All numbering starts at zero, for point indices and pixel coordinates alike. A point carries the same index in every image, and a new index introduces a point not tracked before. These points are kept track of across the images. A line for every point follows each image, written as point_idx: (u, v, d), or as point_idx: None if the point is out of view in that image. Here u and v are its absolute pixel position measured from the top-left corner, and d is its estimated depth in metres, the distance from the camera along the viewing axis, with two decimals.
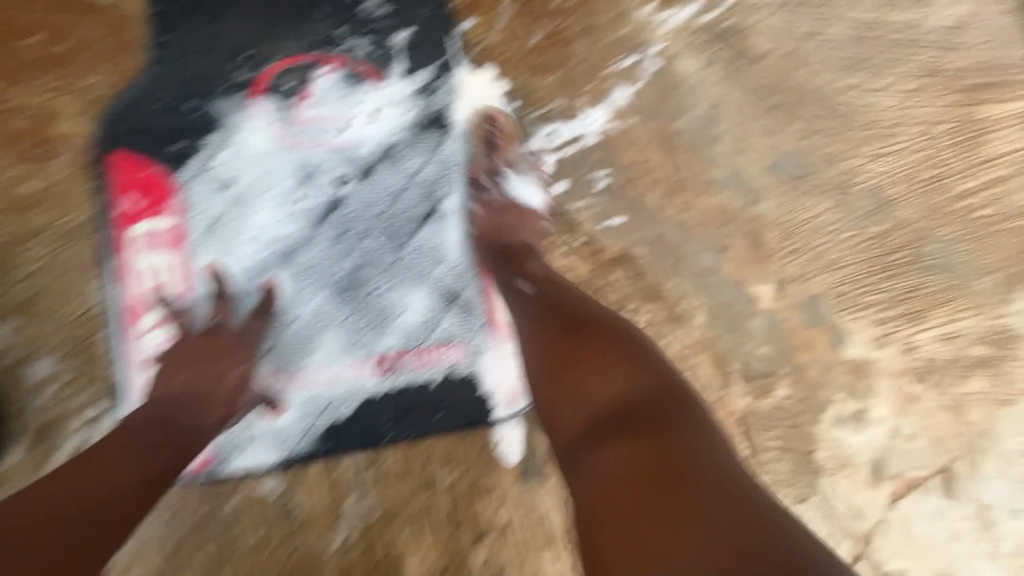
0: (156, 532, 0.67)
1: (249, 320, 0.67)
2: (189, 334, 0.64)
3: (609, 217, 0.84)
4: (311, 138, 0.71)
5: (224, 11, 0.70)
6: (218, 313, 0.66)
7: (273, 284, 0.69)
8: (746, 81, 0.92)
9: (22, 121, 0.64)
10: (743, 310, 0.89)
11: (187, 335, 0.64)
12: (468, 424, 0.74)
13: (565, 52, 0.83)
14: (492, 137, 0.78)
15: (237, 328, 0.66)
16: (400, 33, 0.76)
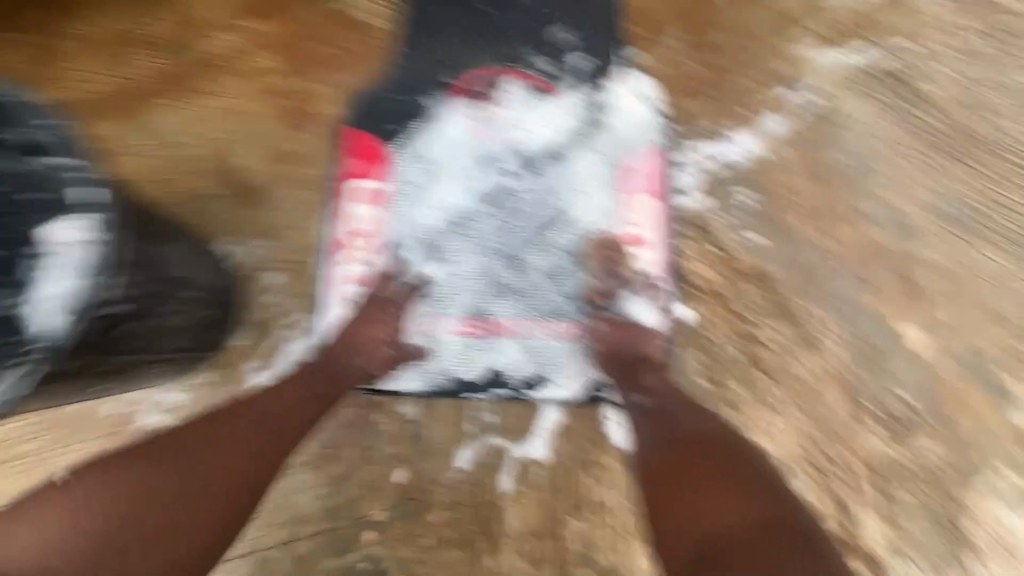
0: (313, 426, 0.78)
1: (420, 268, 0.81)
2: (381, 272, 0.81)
3: (745, 231, 0.87)
4: (489, 131, 0.86)
5: (441, 31, 0.89)
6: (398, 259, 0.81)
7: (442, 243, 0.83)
8: (911, 120, 0.92)
9: (293, 100, 0.87)
10: (883, 347, 0.85)
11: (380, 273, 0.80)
12: (582, 397, 0.80)
13: (719, 81, 0.91)
14: (641, 146, 0.87)
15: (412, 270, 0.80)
16: (577, 55, 0.89)
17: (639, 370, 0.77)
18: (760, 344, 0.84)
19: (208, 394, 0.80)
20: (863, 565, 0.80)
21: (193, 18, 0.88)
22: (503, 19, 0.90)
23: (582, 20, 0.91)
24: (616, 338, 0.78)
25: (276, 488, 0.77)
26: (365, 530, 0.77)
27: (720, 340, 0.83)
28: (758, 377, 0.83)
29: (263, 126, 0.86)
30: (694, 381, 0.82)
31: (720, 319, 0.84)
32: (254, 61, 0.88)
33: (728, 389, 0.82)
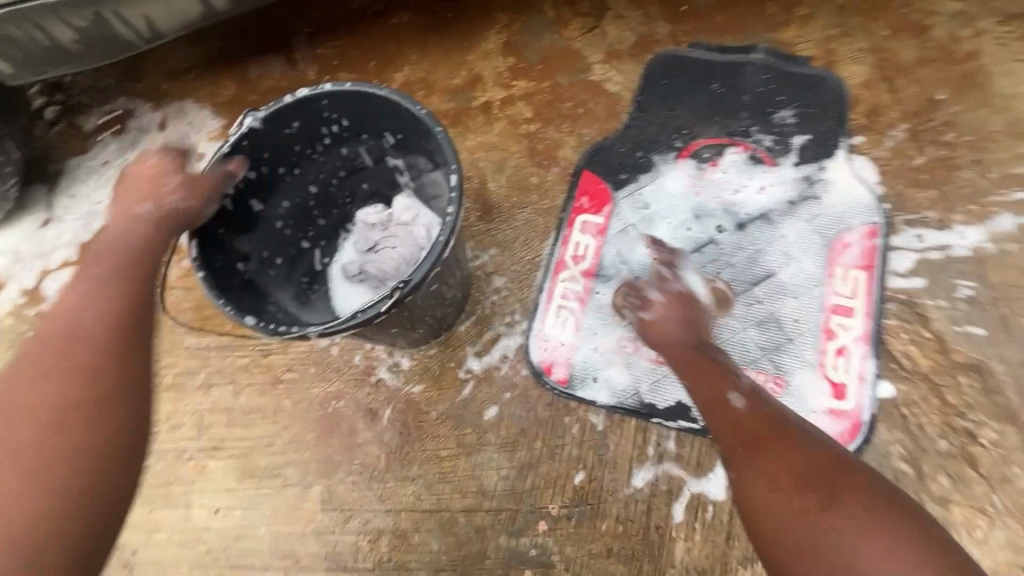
0: (511, 413, 0.88)
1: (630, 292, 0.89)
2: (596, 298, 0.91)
3: (968, 324, 0.84)
4: (709, 191, 0.96)
5: (678, 105, 1.04)
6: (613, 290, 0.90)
7: (653, 278, 0.92)
8: None
9: (543, 144, 1.05)
10: None
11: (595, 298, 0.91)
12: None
13: (949, 176, 0.93)
14: (859, 224, 0.91)
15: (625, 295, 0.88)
16: (800, 137, 0.98)
17: (708, 373, 0.71)
18: (977, 443, 0.79)
19: (432, 364, 0.92)
20: None
21: (478, 75, 1.12)
22: (733, 102, 1.02)
23: (809, 109, 1.00)
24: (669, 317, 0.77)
25: (470, 459, 0.86)
26: (541, 520, 0.82)
27: (930, 428, 0.80)
28: (971, 477, 0.77)
29: (516, 160, 1.05)
30: (896, 464, 0.79)
31: (932, 407, 0.81)
32: (519, 111, 1.08)
33: (935, 481, 0.78)
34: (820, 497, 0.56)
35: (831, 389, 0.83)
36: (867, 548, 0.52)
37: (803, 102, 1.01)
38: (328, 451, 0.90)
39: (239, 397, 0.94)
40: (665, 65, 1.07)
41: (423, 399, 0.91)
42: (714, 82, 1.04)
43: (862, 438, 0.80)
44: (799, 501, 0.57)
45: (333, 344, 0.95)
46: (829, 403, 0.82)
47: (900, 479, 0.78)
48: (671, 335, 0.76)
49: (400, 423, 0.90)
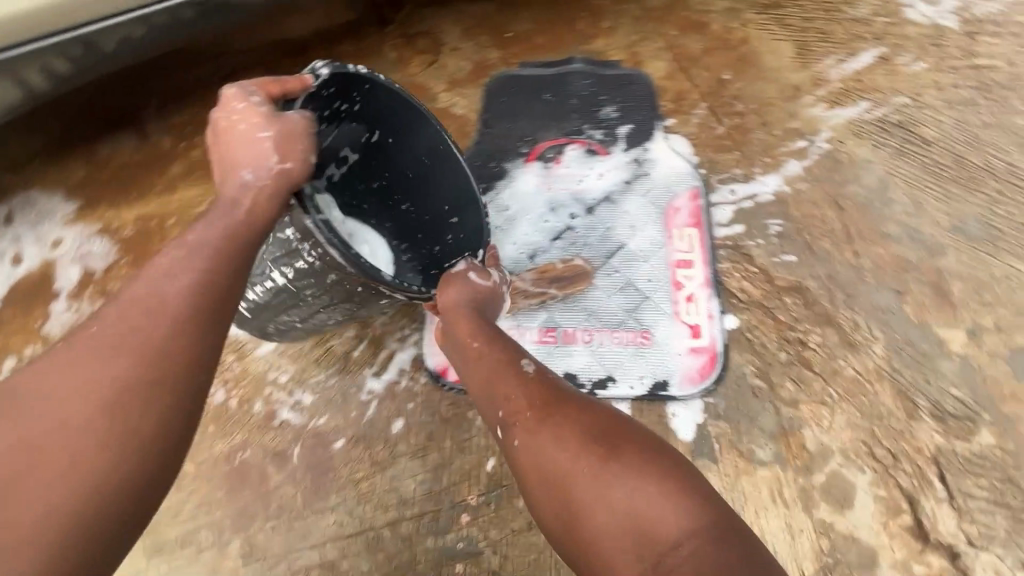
0: (418, 421, 0.92)
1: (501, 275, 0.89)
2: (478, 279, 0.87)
3: (783, 254, 1.00)
4: (557, 185, 1.08)
5: (518, 117, 1.16)
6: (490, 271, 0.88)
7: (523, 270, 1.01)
8: (919, 159, 1.07)
9: None
10: (929, 350, 0.92)
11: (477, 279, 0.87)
12: (649, 394, 0.92)
13: (745, 138, 1.11)
14: (684, 190, 1.06)
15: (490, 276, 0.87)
16: (625, 127, 1.13)
17: (499, 358, 0.77)
18: (809, 348, 0.93)
19: (333, 394, 0.95)
20: (949, 563, 0.80)
21: None
22: (565, 106, 1.16)
23: (626, 103, 1.15)
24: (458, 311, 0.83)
25: (386, 473, 0.89)
26: (463, 513, 0.86)
27: (771, 344, 0.94)
28: (810, 377, 0.91)
29: None
30: (752, 381, 0.91)
31: (769, 327, 0.95)
32: None
33: (784, 387, 0.91)
34: (586, 455, 0.63)
35: (687, 332, 0.95)
36: (619, 491, 0.60)
37: (622, 97, 1.16)
38: (242, 503, 0.88)
39: None
40: (502, 83, 1.19)
41: (331, 428, 0.92)
42: (546, 91, 1.18)
43: (719, 366, 0.92)
44: (568, 460, 0.64)
45: (230, 398, 0.95)
46: (688, 343, 0.94)
47: (757, 393, 0.91)
48: (466, 327, 0.80)
49: (310, 457, 0.91)
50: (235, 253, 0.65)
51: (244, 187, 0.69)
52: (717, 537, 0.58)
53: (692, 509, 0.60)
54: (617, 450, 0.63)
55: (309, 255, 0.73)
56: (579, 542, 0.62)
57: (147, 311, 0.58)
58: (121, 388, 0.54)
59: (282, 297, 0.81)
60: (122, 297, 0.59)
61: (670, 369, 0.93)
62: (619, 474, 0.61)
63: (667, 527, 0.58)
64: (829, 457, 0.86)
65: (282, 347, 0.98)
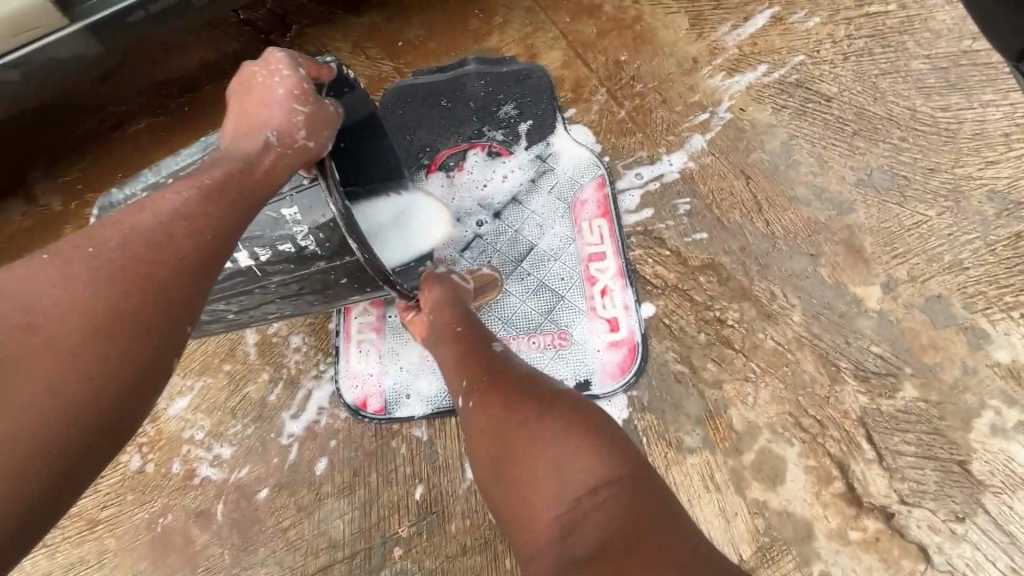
0: (341, 458, 0.89)
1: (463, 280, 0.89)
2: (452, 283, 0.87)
3: (694, 232, 0.98)
4: (462, 194, 1.06)
5: (416, 127, 1.12)
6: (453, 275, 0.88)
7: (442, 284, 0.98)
8: (822, 116, 1.05)
9: None
10: (847, 310, 0.91)
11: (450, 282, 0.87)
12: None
13: (647, 119, 1.09)
14: (589, 181, 1.04)
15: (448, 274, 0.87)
16: (524, 123, 1.10)
17: (468, 337, 0.78)
18: (728, 326, 0.92)
19: (253, 442, 0.92)
20: (884, 524, 0.79)
21: None
22: (462, 109, 1.12)
23: (524, 98, 1.12)
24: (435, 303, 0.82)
25: (314, 517, 0.86)
26: (395, 546, 0.84)
27: (690, 328, 0.92)
28: (732, 355, 0.89)
29: None
30: (674, 368, 0.90)
31: (687, 310, 0.93)
32: None
33: (707, 370, 0.89)
34: (522, 413, 0.62)
35: (605, 326, 0.93)
36: (548, 445, 0.59)
37: (519, 91, 1.12)
38: (169, 569, 0.86)
39: (56, 555, 0.87)
40: (395, 93, 1.15)
41: (253, 479, 0.89)
42: (441, 96, 1.14)
43: (640, 358, 0.90)
44: (502, 418, 0.63)
45: (147, 462, 0.92)
46: (607, 339, 0.92)
47: (681, 379, 0.89)
48: (446, 317, 0.81)
49: (235, 512, 0.88)
50: (248, 210, 0.58)
51: (267, 146, 0.62)
52: (639, 498, 0.55)
53: (623, 466, 0.58)
54: (556, 409, 0.62)
55: (305, 238, 0.66)
56: (504, 502, 0.60)
57: (154, 244, 0.51)
58: (104, 303, 0.46)
59: (238, 282, 0.69)
60: (118, 226, 0.51)
61: (591, 367, 0.91)
62: (550, 430, 0.60)
63: (590, 479, 0.56)
64: (757, 434, 0.85)
65: (195, 402, 0.95)
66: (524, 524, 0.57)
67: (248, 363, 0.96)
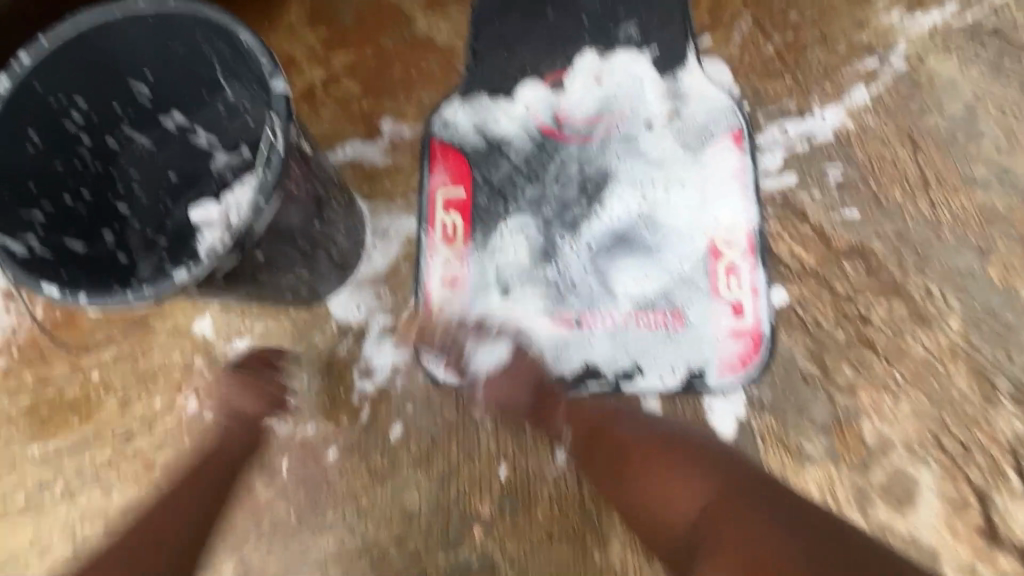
0: (419, 426, 0.81)
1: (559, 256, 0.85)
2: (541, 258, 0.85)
3: (842, 210, 0.83)
4: (567, 134, 0.89)
5: (517, 42, 0.93)
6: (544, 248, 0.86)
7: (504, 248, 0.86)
8: (1019, 77, 0.86)
9: (383, 121, 0.93)
10: (1014, 321, 0.78)
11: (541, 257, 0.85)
12: (682, 386, 0.80)
13: (799, 59, 0.89)
14: (723, 132, 0.86)
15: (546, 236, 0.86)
16: (645, 49, 0.91)
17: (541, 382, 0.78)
18: (870, 325, 0.79)
19: (320, 397, 0.83)
20: (1020, 564, 0.72)
21: (289, 57, 0.96)
22: (572, 23, 0.92)
23: (652, 17, 0.91)
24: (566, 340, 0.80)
25: (388, 486, 0.80)
26: (475, 526, 0.78)
27: (826, 322, 0.80)
28: (873, 361, 0.78)
29: (354, 145, 0.92)
30: (802, 367, 0.79)
31: (824, 301, 0.80)
32: (348, 89, 0.95)
33: (840, 373, 0.78)
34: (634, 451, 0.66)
35: (726, 310, 0.81)
36: (662, 474, 0.62)
37: (643, 6, 0.92)
38: (231, 523, 0.80)
39: (112, 496, 0.82)
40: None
41: (320, 437, 0.82)
42: (548, 6, 0.93)
43: (764, 351, 0.79)
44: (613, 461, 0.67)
45: (205, 408, 0.84)
46: (727, 325, 0.80)
47: (809, 381, 0.78)
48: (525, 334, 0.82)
49: (302, 471, 0.81)
50: None
51: None
52: (763, 499, 0.54)
53: (730, 478, 0.58)
54: (651, 439, 0.66)
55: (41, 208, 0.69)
56: (648, 541, 0.62)
57: None
58: None
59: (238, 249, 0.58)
60: None
61: (706, 355, 0.80)
62: (663, 460, 0.63)
63: (706, 492, 0.57)
64: (889, 451, 0.76)
65: (255, 347, 0.85)
66: (665, 552, 0.58)
67: (314, 309, 0.85)
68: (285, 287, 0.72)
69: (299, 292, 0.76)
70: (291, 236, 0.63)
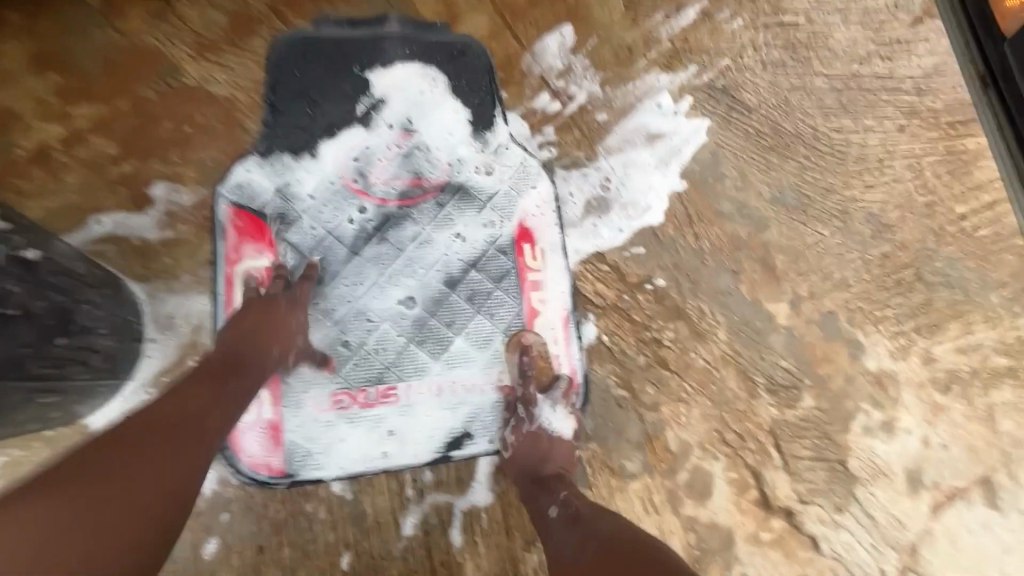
0: (241, 535, 0.72)
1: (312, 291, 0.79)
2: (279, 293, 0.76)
3: (631, 247, 0.95)
4: (380, 195, 0.86)
5: (318, 98, 0.88)
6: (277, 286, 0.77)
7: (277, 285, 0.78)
8: (743, 128, 1.06)
9: (153, 185, 0.80)
10: (762, 326, 0.97)
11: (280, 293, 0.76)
12: (511, 441, 0.81)
13: (582, 114, 1.00)
14: (532, 193, 0.93)
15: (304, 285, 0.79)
16: (456, 112, 0.93)
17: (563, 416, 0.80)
18: (664, 346, 0.92)
19: None
20: (787, 523, 0.90)
21: (11, 112, 0.78)
22: (380, 83, 0.91)
23: (459, 80, 0.94)
24: (526, 442, 0.79)
25: None
26: None
27: (629, 350, 0.90)
28: (669, 377, 0.91)
29: (114, 215, 0.78)
30: (614, 394, 0.88)
31: (627, 331, 0.91)
32: (100, 149, 0.79)
33: (646, 393, 0.89)
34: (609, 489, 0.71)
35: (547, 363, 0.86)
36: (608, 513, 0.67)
37: (451, 69, 0.94)
38: None
39: None
40: (285, 49, 0.88)
41: None
42: (351, 62, 0.90)
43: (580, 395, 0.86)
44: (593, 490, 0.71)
45: None
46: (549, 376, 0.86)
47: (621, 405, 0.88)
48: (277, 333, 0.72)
49: None
50: None
51: None
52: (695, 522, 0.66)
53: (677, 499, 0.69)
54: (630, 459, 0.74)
55: None
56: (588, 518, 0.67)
57: None
58: None
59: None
60: None
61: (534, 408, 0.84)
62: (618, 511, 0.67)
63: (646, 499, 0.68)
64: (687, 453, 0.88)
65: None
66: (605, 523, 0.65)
67: (83, 423, 0.70)
68: (27, 417, 0.59)
69: (51, 414, 0.62)
70: (18, 366, 0.50)
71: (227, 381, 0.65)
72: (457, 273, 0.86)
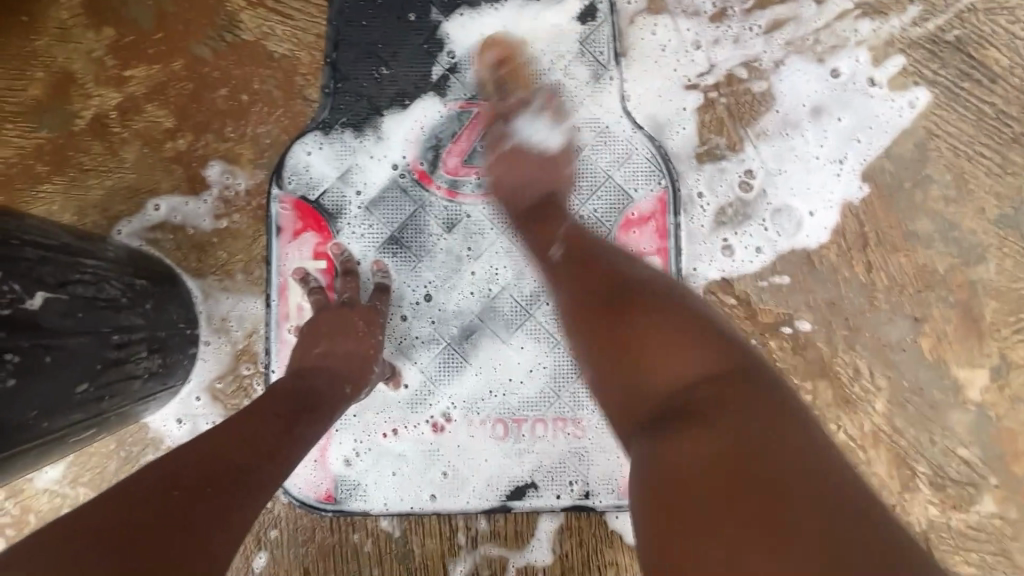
0: (288, 556, 0.69)
1: (377, 296, 0.67)
2: (353, 302, 0.66)
3: (772, 275, 0.72)
4: (455, 188, 0.71)
5: (391, 57, 0.71)
6: (347, 289, 0.67)
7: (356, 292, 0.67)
8: (977, 105, 0.72)
9: (208, 166, 0.71)
10: (941, 397, 0.72)
11: (353, 303, 0.65)
12: (579, 504, 0.70)
13: (731, 82, 0.73)
14: (647, 195, 0.72)
15: (367, 303, 0.67)
16: (557, 78, 0.72)
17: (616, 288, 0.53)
18: None
19: None
20: None
21: (68, 75, 0.70)
22: (464, 39, 0.72)
23: (567, 30, 0.72)
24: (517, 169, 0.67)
25: None
26: None
27: None
28: None
29: (171, 200, 0.71)
30: None
31: None
32: (156, 122, 0.71)
33: None
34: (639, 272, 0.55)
35: None
36: (671, 354, 0.46)
37: (556, 18, 0.72)
38: None
39: None
40: None
41: None
42: (434, 6, 0.72)
43: None
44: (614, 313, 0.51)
45: None
46: None
47: None
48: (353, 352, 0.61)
49: None
50: None
51: None
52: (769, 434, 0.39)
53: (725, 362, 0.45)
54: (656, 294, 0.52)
55: None
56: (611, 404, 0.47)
57: None
58: None
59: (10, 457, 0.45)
60: None
61: (611, 468, 0.70)
62: (665, 343, 0.47)
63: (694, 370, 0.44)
64: None
65: (72, 473, 0.69)
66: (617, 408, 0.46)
67: (144, 421, 0.69)
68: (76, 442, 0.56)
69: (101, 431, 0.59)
70: (27, 429, 0.44)
71: (297, 420, 0.53)
72: (536, 293, 0.71)
